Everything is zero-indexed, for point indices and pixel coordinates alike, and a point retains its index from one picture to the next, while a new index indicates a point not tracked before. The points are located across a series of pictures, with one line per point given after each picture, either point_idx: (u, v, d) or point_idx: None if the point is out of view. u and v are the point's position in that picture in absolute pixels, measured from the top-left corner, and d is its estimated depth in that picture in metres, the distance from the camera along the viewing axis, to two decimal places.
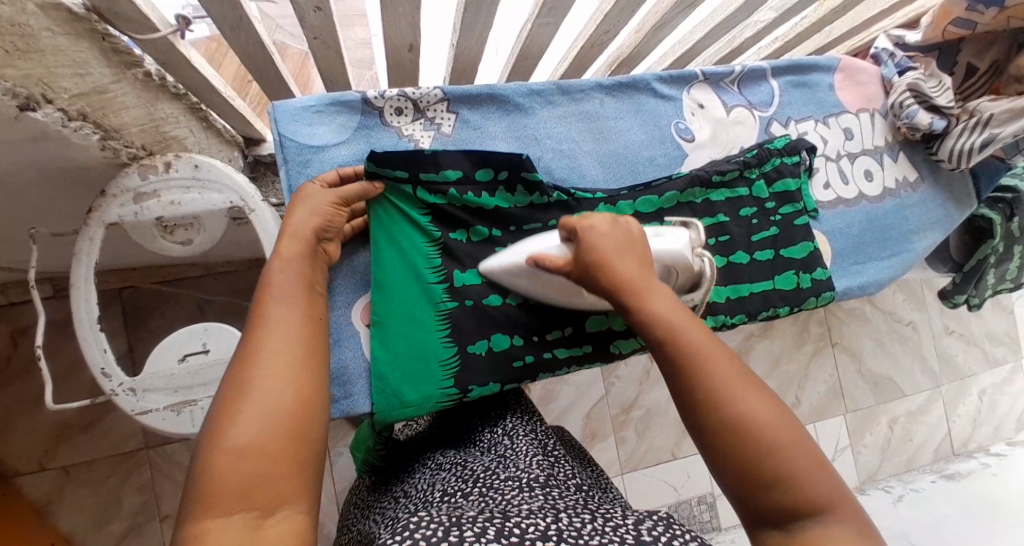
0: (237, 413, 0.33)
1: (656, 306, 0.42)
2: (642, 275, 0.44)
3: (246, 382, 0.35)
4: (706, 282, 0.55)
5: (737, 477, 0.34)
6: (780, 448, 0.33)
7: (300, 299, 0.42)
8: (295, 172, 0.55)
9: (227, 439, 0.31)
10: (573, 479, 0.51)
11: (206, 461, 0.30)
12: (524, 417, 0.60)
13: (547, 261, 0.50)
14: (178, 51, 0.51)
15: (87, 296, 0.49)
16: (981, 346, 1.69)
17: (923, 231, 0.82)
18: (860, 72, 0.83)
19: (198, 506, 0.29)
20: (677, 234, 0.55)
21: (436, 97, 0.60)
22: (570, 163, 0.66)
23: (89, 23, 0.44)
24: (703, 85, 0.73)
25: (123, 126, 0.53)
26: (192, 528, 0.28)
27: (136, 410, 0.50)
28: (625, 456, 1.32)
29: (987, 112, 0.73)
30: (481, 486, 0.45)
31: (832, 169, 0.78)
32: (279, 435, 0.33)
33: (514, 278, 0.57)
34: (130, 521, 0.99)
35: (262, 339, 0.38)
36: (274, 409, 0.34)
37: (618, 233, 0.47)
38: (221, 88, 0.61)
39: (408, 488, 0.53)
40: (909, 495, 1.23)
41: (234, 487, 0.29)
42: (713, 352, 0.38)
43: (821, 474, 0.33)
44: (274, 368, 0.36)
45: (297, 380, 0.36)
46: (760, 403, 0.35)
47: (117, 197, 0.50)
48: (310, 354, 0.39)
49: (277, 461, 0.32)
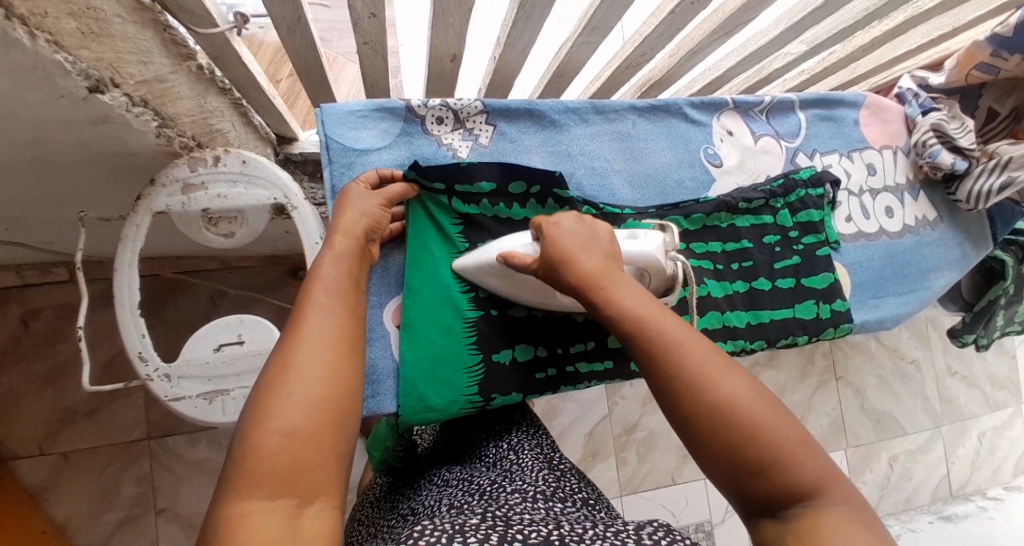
0: (278, 398, 0.33)
1: (623, 299, 0.42)
2: (606, 269, 0.44)
3: (291, 367, 0.35)
4: (685, 286, 0.54)
5: (730, 467, 0.34)
6: (760, 429, 0.34)
7: (343, 292, 0.43)
8: (339, 173, 0.56)
9: (270, 425, 0.31)
10: (579, 494, 0.52)
11: (246, 446, 0.31)
12: (529, 432, 0.61)
13: (517, 260, 0.49)
14: (232, 48, 0.54)
15: (129, 282, 0.50)
16: (982, 389, 1.69)
17: (940, 269, 0.83)
18: (885, 110, 0.85)
19: (238, 488, 0.29)
20: (653, 237, 0.53)
21: (476, 109, 0.62)
22: (601, 180, 0.67)
23: (153, 13, 0.46)
24: (732, 113, 0.74)
25: (176, 116, 0.54)
26: (232, 508, 0.28)
27: (168, 397, 0.50)
28: (624, 478, 1.32)
29: (1005, 155, 0.75)
30: (487, 498, 0.45)
31: (854, 203, 0.80)
32: (318, 427, 0.33)
33: (486, 277, 0.55)
34: (126, 512, 0.98)
35: (302, 327, 0.38)
36: (315, 398, 0.34)
37: (579, 232, 0.48)
38: (265, 85, 0.63)
39: (414, 504, 0.53)
40: (907, 534, 1.22)
41: (275, 473, 0.30)
42: (683, 339, 0.38)
43: (803, 454, 0.34)
44: (316, 356, 0.36)
45: (337, 371, 0.37)
46: (738, 386, 0.35)
47: (165, 187, 0.51)
48: (348, 348, 0.39)
49: (315, 450, 0.32)
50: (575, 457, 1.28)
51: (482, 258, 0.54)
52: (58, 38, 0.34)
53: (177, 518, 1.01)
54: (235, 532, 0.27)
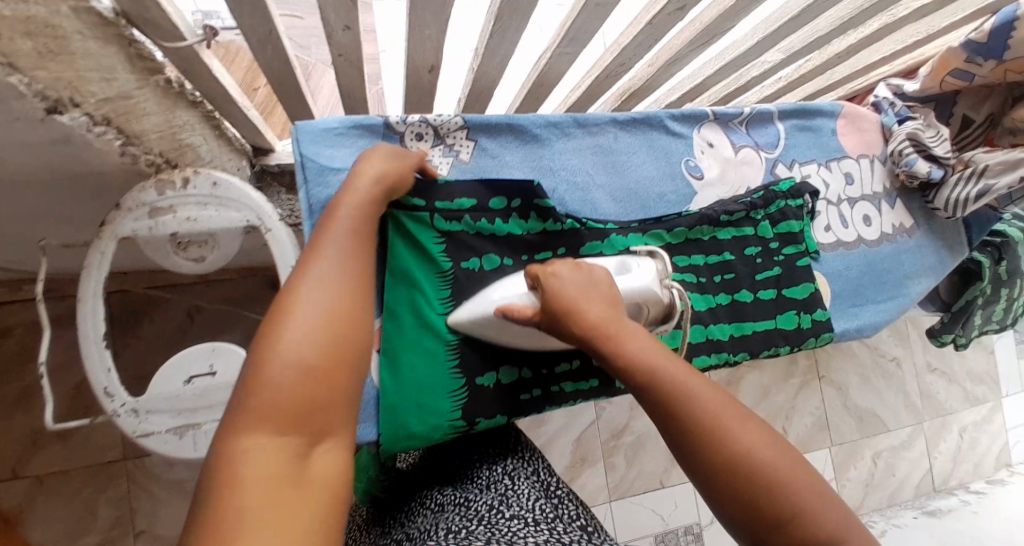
0: (286, 335, 0.32)
1: (632, 346, 0.41)
2: (611, 317, 0.44)
3: (300, 303, 0.34)
4: (677, 313, 0.56)
5: (752, 521, 0.34)
6: (779, 480, 0.34)
7: (357, 234, 0.41)
8: (315, 190, 0.53)
9: (277, 361, 0.30)
10: (576, 520, 0.51)
11: (251, 381, 0.30)
12: (522, 457, 0.61)
13: (516, 312, 0.49)
14: (201, 60, 0.52)
15: (94, 311, 0.48)
16: (961, 385, 1.72)
17: (918, 276, 0.85)
18: (861, 119, 0.85)
19: (240, 423, 0.28)
20: (645, 268, 0.56)
21: (456, 125, 0.61)
22: (583, 195, 0.66)
23: (116, 28, 0.44)
24: (713, 124, 0.75)
25: (143, 132, 0.52)
26: (233, 443, 0.28)
27: (137, 433, 0.48)
28: (613, 483, 1.31)
29: (982, 163, 0.77)
30: (488, 524, 0.45)
31: (832, 212, 0.80)
32: (328, 367, 0.32)
33: (483, 328, 0.54)
34: (104, 535, 0.95)
35: (314, 265, 0.37)
36: (324, 337, 0.33)
37: (580, 278, 0.48)
38: (237, 98, 0.62)
39: (409, 530, 0.51)
40: (892, 530, 1.24)
41: (279, 411, 0.29)
42: (692, 384, 0.38)
43: (821, 502, 0.34)
44: (326, 294, 0.35)
45: (347, 309, 0.35)
46: (756, 440, 0.35)
47: (131, 212, 0.49)
48: (359, 286, 0.38)
49: (321, 391, 0.31)
50: (564, 464, 1.28)
51: (478, 311, 0.53)
52: (12, 60, 0.32)
53: (158, 540, 0.98)
54: (236, 467, 0.26)
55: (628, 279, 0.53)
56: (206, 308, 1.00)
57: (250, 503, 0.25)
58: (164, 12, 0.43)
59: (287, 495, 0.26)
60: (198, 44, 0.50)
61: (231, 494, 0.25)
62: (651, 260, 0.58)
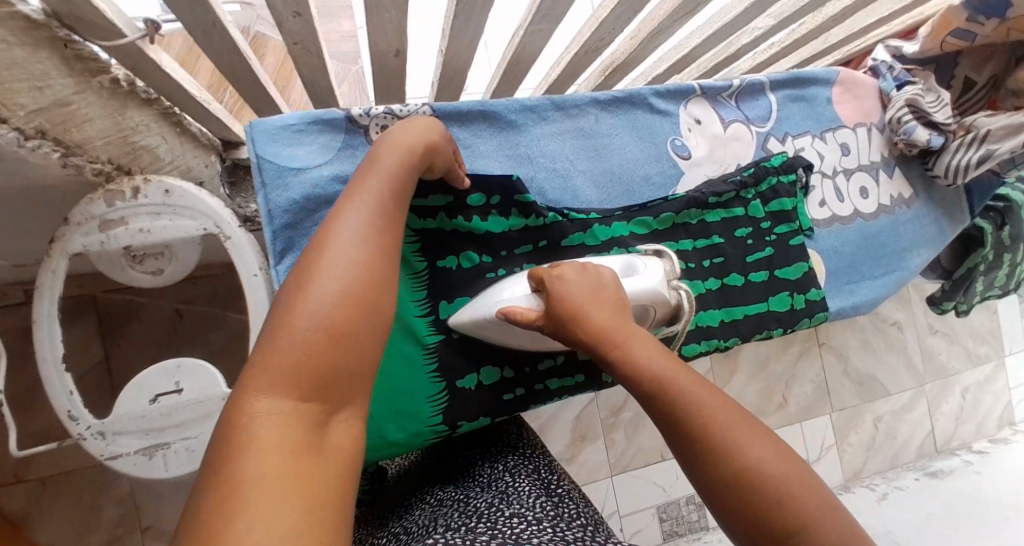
0: (313, 292, 0.29)
1: (636, 349, 0.40)
2: (621, 319, 0.42)
3: (328, 260, 0.31)
4: (686, 315, 0.53)
5: (752, 529, 0.33)
6: (782, 489, 0.33)
7: (393, 187, 0.38)
8: (274, 194, 0.51)
9: (301, 319, 0.28)
10: (578, 518, 0.48)
11: (272, 340, 0.27)
12: (525, 455, 0.58)
13: (520, 316, 0.46)
14: (148, 56, 0.47)
15: (51, 334, 0.47)
16: (964, 345, 1.71)
17: (917, 247, 0.82)
18: (857, 85, 0.82)
19: (256, 383, 0.26)
20: (653, 269, 0.52)
21: (425, 115, 0.57)
22: (564, 182, 0.63)
23: (49, 30, 0.40)
24: (699, 99, 0.71)
25: (87, 140, 0.50)
26: (248, 405, 0.25)
27: (105, 455, 0.47)
28: (614, 458, 1.32)
29: (984, 127, 0.72)
30: (487, 521, 0.43)
31: (828, 185, 0.77)
32: (356, 330, 0.29)
33: (484, 330, 0.52)
34: (110, 533, 0.95)
35: (348, 216, 0.33)
36: (355, 297, 0.29)
37: (587, 284, 0.45)
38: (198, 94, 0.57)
39: (407, 525, 0.50)
40: (894, 493, 1.24)
41: (298, 373, 0.26)
42: (691, 385, 0.37)
43: (829, 514, 0.33)
44: (357, 249, 0.32)
45: (379, 268, 0.32)
46: (757, 447, 0.34)
47: (81, 226, 0.47)
48: (391, 245, 0.34)
49: (348, 355, 0.28)
50: (565, 442, 1.28)
51: (483, 313, 0.51)
52: None
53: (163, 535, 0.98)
54: (249, 431, 0.24)
55: (634, 280, 0.50)
56: (194, 302, 0.96)
57: (262, 472, 0.22)
58: (96, 9, 0.39)
59: (302, 465, 0.24)
60: (141, 40, 0.46)
61: (240, 461, 0.23)
62: (659, 260, 0.55)
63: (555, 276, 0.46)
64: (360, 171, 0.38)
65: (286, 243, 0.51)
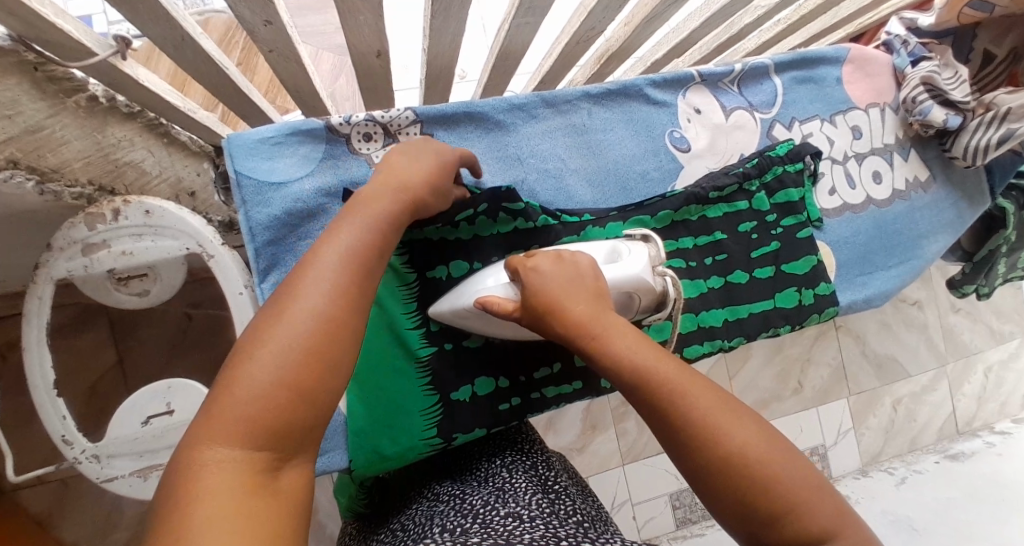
0: (268, 344, 0.29)
1: (621, 346, 0.38)
2: (596, 314, 0.40)
3: (289, 309, 0.31)
4: (670, 302, 0.52)
5: (740, 519, 0.33)
6: (770, 478, 0.32)
7: (372, 228, 0.38)
8: (255, 211, 0.50)
9: (253, 370, 0.28)
10: (574, 515, 0.45)
11: (224, 392, 0.28)
12: (524, 451, 0.56)
13: (495, 306, 0.44)
14: (122, 72, 0.46)
15: (41, 359, 0.47)
16: (987, 323, 1.66)
17: (935, 234, 0.78)
18: (869, 63, 0.77)
19: (208, 432, 0.26)
20: (638, 254, 0.50)
21: (408, 119, 0.55)
22: (556, 183, 0.61)
23: (16, 55, 0.39)
24: (699, 87, 0.68)
25: (64, 163, 0.50)
26: (201, 454, 0.26)
27: (101, 478, 0.47)
28: (625, 447, 1.31)
29: (1003, 105, 0.67)
30: (482, 522, 0.40)
31: (837, 172, 0.73)
32: (315, 380, 0.30)
33: (464, 319, 0.51)
34: (133, 531, 0.91)
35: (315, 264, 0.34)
36: (313, 347, 0.30)
37: (568, 274, 0.43)
38: (180, 105, 0.55)
39: (404, 521, 0.48)
40: (913, 476, 1.21)
41: (254, 423, 0.27)
42: (688, 383, 0.35)
43: (814, 494, 0.33)
44: (323, 296, 0.32)
45: (346, 315, 0.32)
46: (747, 433, 0.34)
47: (63, 251, 0.46)
48: (365, 289, 0.34)
49: (309, 405, 0.29)
50: (575, 433, 1.28)
51: (459, 302, 0.50)
52: None
53: None
54: (200, 481, 0.24)
55: (616, 266, 0.48)
56: (203, 304, 0.90)
57: (210, 516, 0.23)
58: (60, 31, 0.37)
59: (255, 507, 0.25)
60: (113, 56, 0.44)
61: (188, 508, 0.23)
62: (644, 245, 0.53)
63: (529, 268, 0.44)
64: (347, 215, 0.38)
65: (268, 260, 0.50)
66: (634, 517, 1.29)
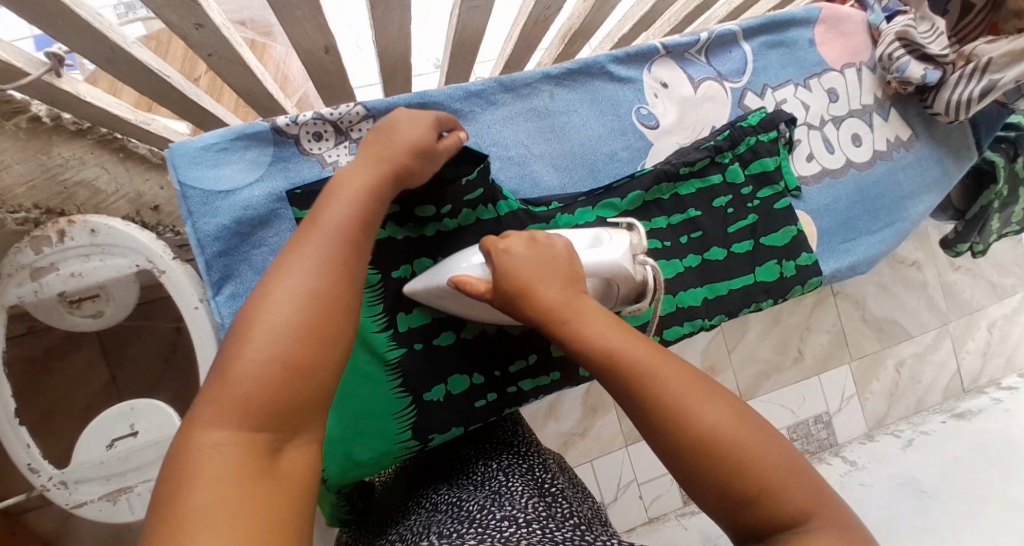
0: (262, 326, 0.28)
1: (598, 336, 0.36)
2: (567, 299, 0.39)
3: (274, 288, 0.30)
4: (650, 292, 0.49)
5: (718, 503, 0.32)
6: (745, 458, 0.31)
7: (366, 207, 0.37)
8: (201, 221, 0.48)
9: (253, 347, 0.28)
10: (572, 517, 0.44)
11: (225, 372, 0.27)
12: (518, 454, 0.54)
13: (469, 285, 0.42)
14: (61, 90, 0.44)
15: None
16: (988, 279, 1.63)
17: (919, 195, 0.76)
18: (844, 21, 0.74)
19: (208, 414, 0.26)
20: (618, 241, 0.48)
21: (358, 115, 0.54)
22: (520, 170, 0.59)
23: None
24: (665, 60, 0.66)
25: (5, 189, 0.48)
26: (196, 439, 0.25)
27: (70, 504, 0.47)
28: (628, 429, 1.30)
29: (984, 57, 0.64)
30: (478, 527, 0.39)
31: (815, 138, 0.71)
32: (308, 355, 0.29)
33: (438, 298, 0.50)
34: None
35: (307, 244, 0.33)
36: (313, 324, 0.30)
37: (535, 256, 0.41)
38: (134, 119, 0.53)
39: (402, 531, 0.46)
40: (920, 438, 1.20)
41: (250, 403, 0.26)
42: (663, 366, 0.34)
43: (791, 475, 0.31)
44: (307, 275, 0.31)
45: (332, 293, 0.31)
46: (718, 414, 0.32)
47: (12, 277, 0.45)
48: (354, 269, 0.34)
49: (307, 378, 0.28)
50: (576, 418, 1.27)
51: (432, 281, 0.48)
52: None
53: None
54: (202, 464, 0.24)
55: (592, 252, 0.46)
56: None
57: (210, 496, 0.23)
58: None
59: (249, 488, 0.24)
60: (48, 74, 0.42)
61: (190, 492, 0.23)
62: (626, 233, 0.50)
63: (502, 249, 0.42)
64: (339, 189, 0.38)
65: (221, 272, 0.49)
66: (641, 497, 1.29)
